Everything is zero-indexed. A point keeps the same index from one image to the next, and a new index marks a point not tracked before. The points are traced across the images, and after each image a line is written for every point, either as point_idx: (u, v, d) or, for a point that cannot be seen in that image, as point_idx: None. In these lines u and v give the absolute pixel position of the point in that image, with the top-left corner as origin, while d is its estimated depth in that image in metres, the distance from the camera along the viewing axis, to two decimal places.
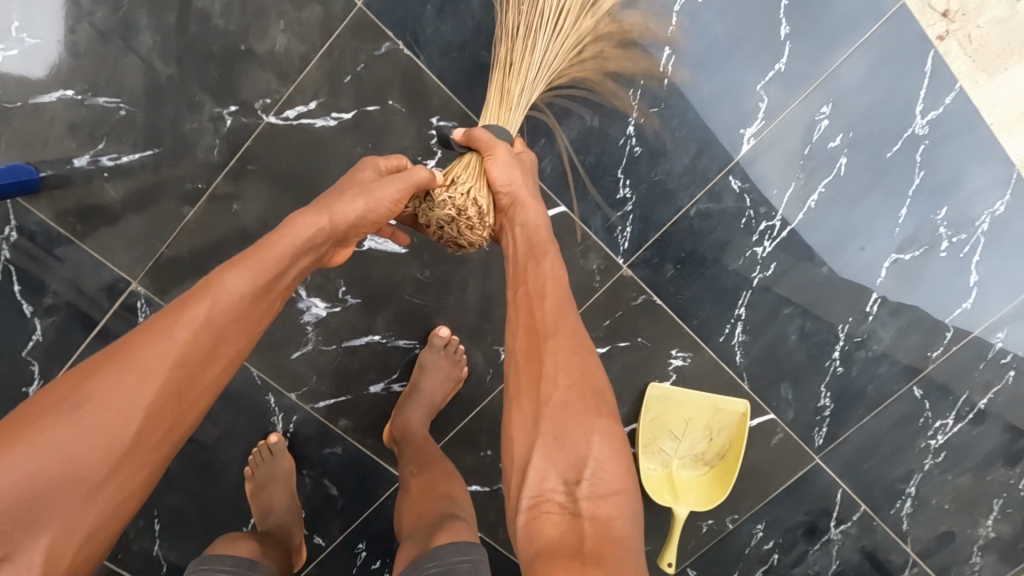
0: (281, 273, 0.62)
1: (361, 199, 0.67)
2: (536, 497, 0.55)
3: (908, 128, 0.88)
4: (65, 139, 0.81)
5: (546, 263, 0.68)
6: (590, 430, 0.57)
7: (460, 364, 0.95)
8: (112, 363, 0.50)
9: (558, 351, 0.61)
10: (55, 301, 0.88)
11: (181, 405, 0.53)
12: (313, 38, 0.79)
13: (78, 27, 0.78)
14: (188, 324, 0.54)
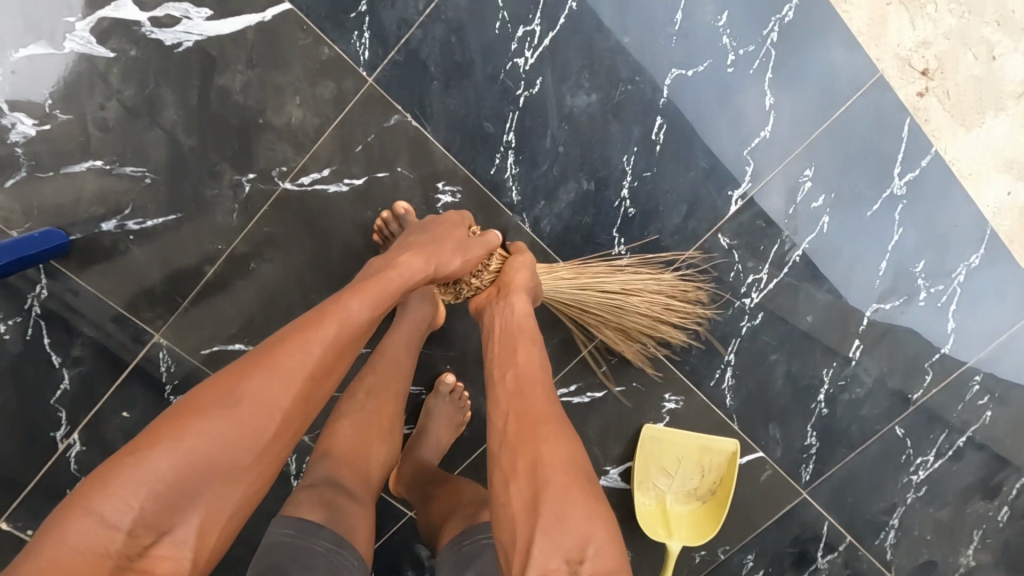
0: (392, 299, 0.68)
1: (455, 254, 0.78)
2: (543, 573, 0.54)
3: (886, 188, 0.93)
4: (94, 206, 0.87)
5: (518, 356, 0.72)
6: (589, 515, 0.57)
7: (463, 409, 0.99)
8: (256, 371, 0.57)
9: (550, 438, 0.62)
10: (83, 352, 0.94)
11: (297, 420, 0.59)
12: (327, 111, 0.84)
13: (107, 104, 0.82)
14: (321, 342, 0.59)
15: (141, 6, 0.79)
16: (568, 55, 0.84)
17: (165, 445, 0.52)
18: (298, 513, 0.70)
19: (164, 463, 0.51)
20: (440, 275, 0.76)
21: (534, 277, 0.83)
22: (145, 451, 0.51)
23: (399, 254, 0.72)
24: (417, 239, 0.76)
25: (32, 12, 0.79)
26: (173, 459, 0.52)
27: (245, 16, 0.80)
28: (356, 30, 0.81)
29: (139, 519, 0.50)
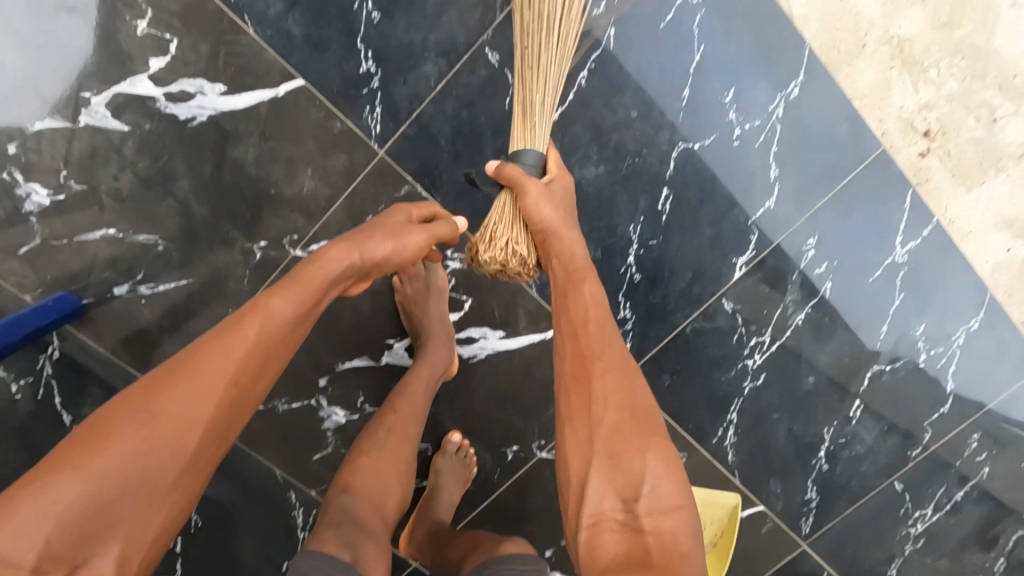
0: (321, 299, 0.66)
1: (386, 240, 0.72)
2: (597, 515, 0.58)
3: (889, 256, 0.95)
4: (107, 271, 0.88)
5: (586, 283, 0.70)
6: (643, 450, 0.60)
7: (469, 470, 0.98)
8: (176, 381, 0.55)
9: (607, 375, 0.64)
10: (93, 411, 0.94)
11: (226, 426, 0.57)
12: (339, 182, 0.85)
13: (121, 175, 0.83)
14: (240, 347, 0.58)
15: (156, 82, 0.79)
16: (577, 129, 0.85)
17: (74, 471, 0.49)
18: (323, 550, 0.70)
19: (74, 490, 0.49)
20: (370, 266, 0.71)
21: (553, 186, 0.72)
22: (50, 478, 0.48)
23: (324, 248, 0.69)
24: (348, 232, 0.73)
25: (48, 86, 0.79)
26: (84, 485, 0.49)
27: (258, 91, 0.80)
28: (368, 105, 0.82)
29: (48, 554, 0.47)
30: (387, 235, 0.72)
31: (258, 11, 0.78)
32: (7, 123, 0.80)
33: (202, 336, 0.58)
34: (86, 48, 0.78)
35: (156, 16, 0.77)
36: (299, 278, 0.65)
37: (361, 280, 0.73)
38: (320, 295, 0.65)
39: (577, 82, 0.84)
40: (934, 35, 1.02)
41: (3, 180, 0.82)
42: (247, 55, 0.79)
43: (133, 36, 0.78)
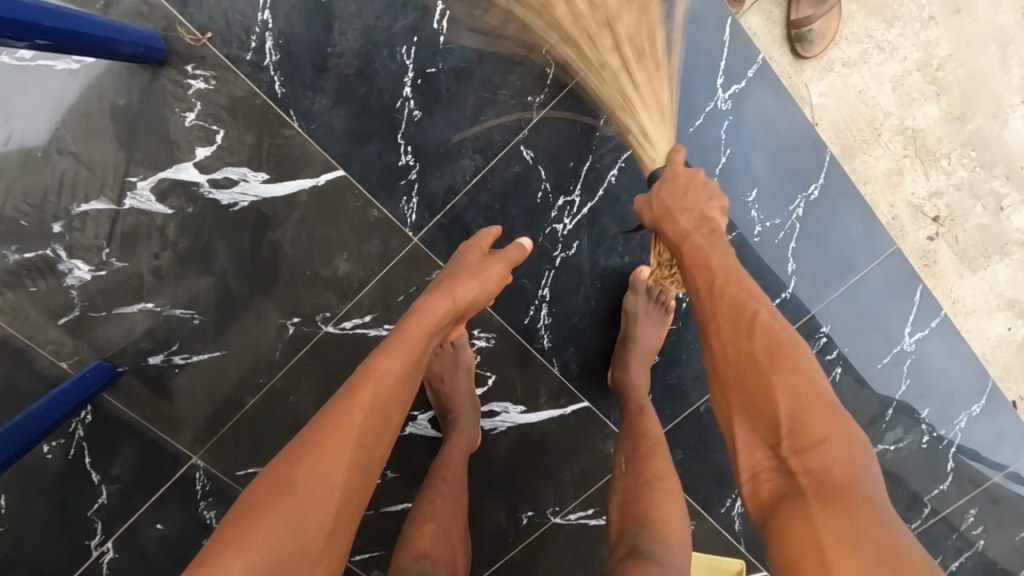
0: (425, 350, 0.67)
1: (471, 283, 0.72)
2: (754, 466, 0.56)
3: (897, 344, 1.04)
4: (143, 342, 0.90)
5: (685, 247, 0.67)
6: (782, 385, 0.55)
7: (664, 307, 0.91)
8: (309, 453, 0.57)
9: (737, 317, 0.60)
10: (123, 470, 0.96)
11: (361, 486, 0.59)
12: (373, 265, 0.88)
13: (161, 253, 0.85)
14: (362, 407, 0.59)
15: (201, 169, 0.81)
16: (605, 222, 0.88)
17: (236, 547, 0.52)
18: None
19: (238, 565, 0.51)
20: (461, 310, 0.72)
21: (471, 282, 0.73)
22: (217, 556, 0.51)
23: (416, 303, 0.70)
24: (432, 283, 0.74)
25: (94, 169, 0.81)
26: (246, 560, 0.51)
27: (300, 179, 0.83)
28: (405, 196, 0.84)
29: None
30: (468, 276, 0.73)
31: (304, 107, 0.80)
32: (53, 204, 0.82)
33: (324, 407, 0.61)
34: (134, 135, 0.80)
35: (204, 108, 0.79)
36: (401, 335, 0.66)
37: (456, 323, 0.73)
38: (424, 346, 0.66)
39: (607, 179, 0.86)
40: (946, 127, 1.04)
41: (48, 256, 0.84)
42: (291, 146, 0.81)
43: (182, 126, 0.80)
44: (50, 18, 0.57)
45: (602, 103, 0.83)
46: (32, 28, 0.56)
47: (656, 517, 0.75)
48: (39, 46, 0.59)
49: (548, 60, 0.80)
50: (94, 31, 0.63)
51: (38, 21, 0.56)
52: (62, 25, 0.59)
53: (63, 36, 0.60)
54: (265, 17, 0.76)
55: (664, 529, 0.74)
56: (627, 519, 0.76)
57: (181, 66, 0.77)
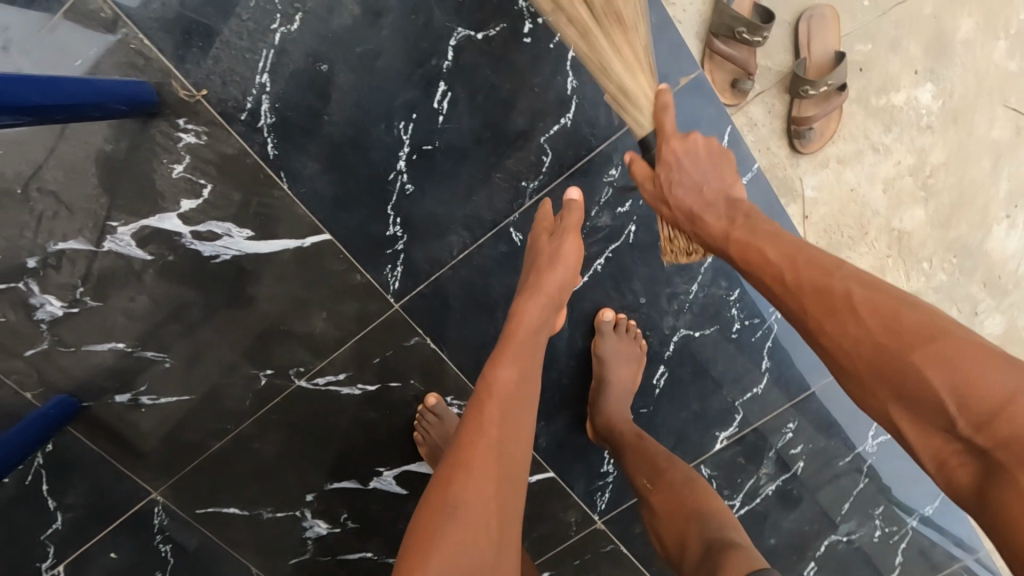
0: (533, 351, 0.67)
1: (556, 267, 0.70)
2: (937, 454, 0.52)
3: (860, 444, 1.00)
4: (111, 380, 0.89)
5: (729, 249, 0.67)
6: (931, 362, 0.50)
7: (636, 339, 0.89)
8: (455, 474, 0.58)
9: (858, 304, 0.55)
10: (79, 500, 0.94)
11: (510, 497, 0.60)
12: (350, 327, 0.87)
13: (136, 296, 0.84)
14: (493, 424, 0.60)
15: (184, 221, 0.80)
16: (584, 306, 0.89)
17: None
18: None
19: None
20: (558, 299, 0.70)
21: (556, 265, 0.70)
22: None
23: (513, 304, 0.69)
24: (522, 279, 0.73)
25: (74, 211, 0.79)
26: None
27: (284, 240, 0.82)
28: (390, 264, 0.84)
29: None
30: (555, 263, 0.70)
31: (295, 171, 0.79)
32: (29, 240, 0.80)
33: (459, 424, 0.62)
34: (118, 180, 0.78)
35: (193, 162, 0.77)
36: (509, 343, 0.66)
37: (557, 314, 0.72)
38: (533, 349, 0.66)
39: (594, 267, 0.86)
40: (931, 231, 1.04)
41: (19, 290, 0.82)
42: (278, 207, 0.80)
43: (168, 177, 0.78)
44: (30, 90, 0.55)
45: (595, 196, 0.82)
46: (13, 104, 0.53)
47: (713, 513, 0.76)
48: (23, 120, 0.57)
49: (546, 148, 0.79)
50: (75, 96, 0.61)
51: (19, 96, 0.54)
52: (43, 96, 0.57)
53: (44, 106, 0.58)
54: (262, 81, 0.75)
55: (716, 511, 0.76)
56: (681, 517, 0.76)
57: (173, 118, 0.75)
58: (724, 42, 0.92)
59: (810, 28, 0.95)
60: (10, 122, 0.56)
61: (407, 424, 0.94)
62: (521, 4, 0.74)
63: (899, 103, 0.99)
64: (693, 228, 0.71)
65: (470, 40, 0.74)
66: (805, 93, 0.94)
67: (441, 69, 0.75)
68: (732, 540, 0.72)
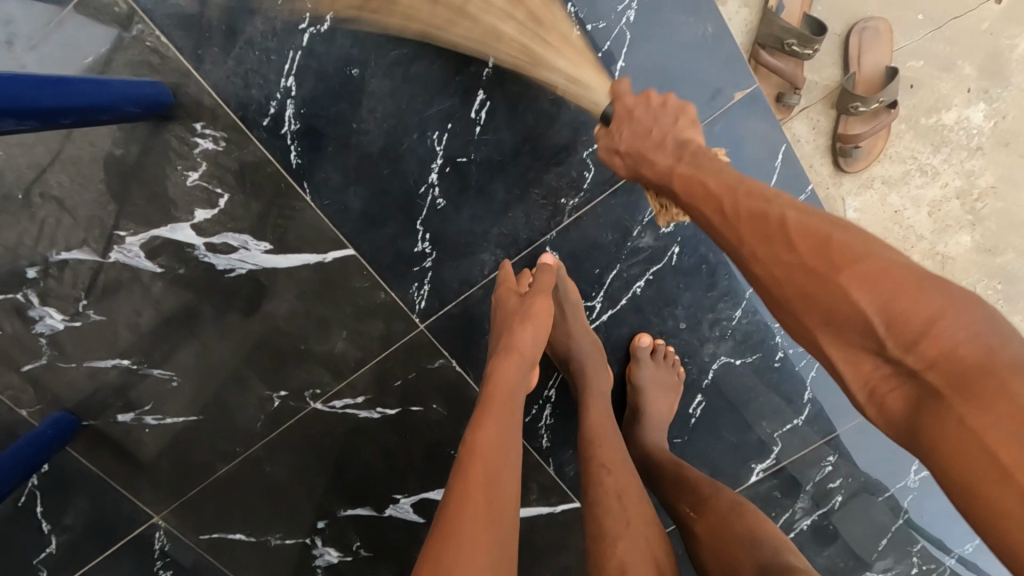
0: (517, 405, 0.61)
1: (527, 325, 0.67)
2: (868, 383, 0.46)
3: (901, 479, 0.94)
4: (114, 398, 0.83)
5: (676, 185, 0.59)
6: (863, 279, 0.45)
7: (675, 368, 0.83)
8: (446, 544, 0.49)
9: (783, 228, 0.50)
10: (75, 522, 0.88)
11: (509, 565, 0.51)
12: (373, 347, 0.82)
13: (144, 311, 0.79)
14: (479, 480, 0.53)
15: (198, 232, 0.75)
16: (621, 330, 0.83)
17: None
18: None
19: None
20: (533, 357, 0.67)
21: (529, 321, 0.67)
22: None
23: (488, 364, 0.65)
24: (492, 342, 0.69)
25: (79, 218, 0.73)
26: None
27: (305, 254, 0.77)
28: (417, 282, 0.79)
29: None
30: (525, 324, 0.67)
31: (319, 181, 0.73)
32: (29, 248, 0.74)
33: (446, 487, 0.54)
34: (127, 187, 0.73)
35: (209, 170, 0.72)
36: (494, 392, 0.61)
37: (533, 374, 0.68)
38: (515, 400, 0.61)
39: (633, 289, 0.81)
40: (977, 257, 0.97)
41: (17, 301, 0.77)
42: (300, 220, 0.75)
43: (182, 185, 0.73)
44: (47, 93, 0.51)
45: (638, 214, 0.77)
46: (31, 107, 0.49)
47: (766, 536, 0.66)
48: (33, 127, 0.52)
49: (588, 163, 0.74)
50: (84, 100, 0.56)
51: (29, 99, 0.49)
52: (53, 98, 0.52)
53: (53, 110, 0.52)
54: (288, 84, 0.69)
55: (769, 535, 0.66)
56: (734, 545, 0.66)
57: (190, 123, 0.70)
58: (772, 53, 0.87)
59: (861, 39, 0.90)
60: (20, 130, 0.51)
61: (427, 450, 0.88)
62: (570, 8, 0.70)
63: (949, 122, 0.94)
64: (644, 176, 0.63)
65: None
66: (854, 110, 0.90)
67: (481, 76, 0.70)
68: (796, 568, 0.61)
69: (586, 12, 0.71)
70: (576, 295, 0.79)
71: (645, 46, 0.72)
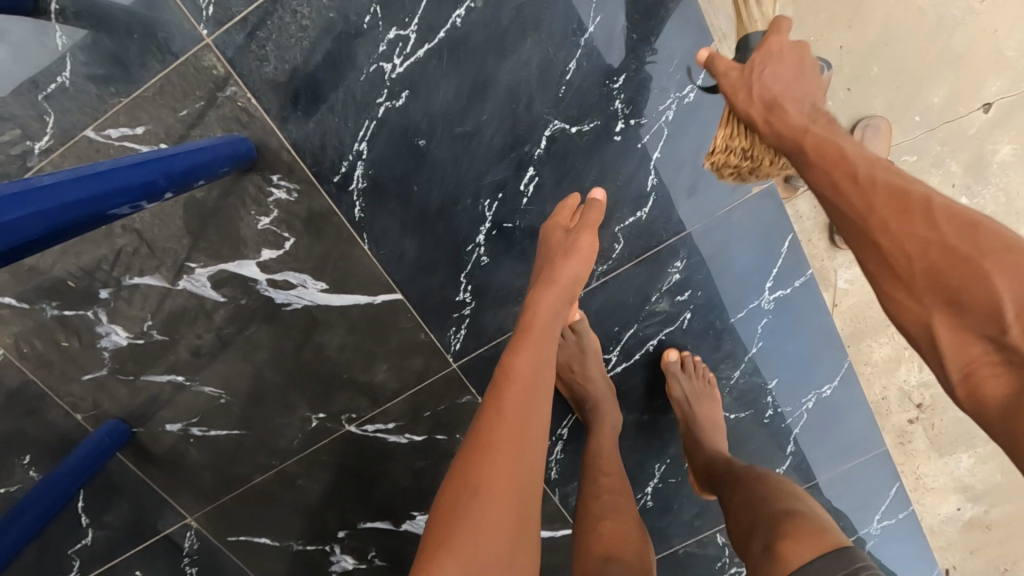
0: (551, 340, 0.64)
1: (569, 259, 0.70)
2: (968, 364, 0.44)
3: (865, 526, 1.03)
4: (164, 410, 0.90)
5: (805, 142, 0.57)
6: (1004, 269, 0.43)
7: (706, 378, 0.90)
8: (479, 455, 0.54)
9: (931, 205, 0.47)
10: (113, 519, 0.95)
11: (533, 474, 0.56)
12: (409, 380, 0.90)
13: (203, 334, 0.86)
14: (513, 409, 0.57)
15: (263, 268, 0.82)
16: (632, 380, 0.93)
17: None
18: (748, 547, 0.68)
19: None
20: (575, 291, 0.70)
21: (580, 262, 0.70)
22: None
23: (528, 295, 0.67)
24: (534, 273, 0.72)
25: (155, 249, 0.81)
26: None
27: (357, 295, 0.84)
28: (455, 326, 0.87)
29: None
30: (568, 258, 0.70)
31: (377, 233, 0.81)
32: (106, 272, 0.82)
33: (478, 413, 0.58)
34: (202, 225, 0.80)
35: (279, 216, 0.79)
36: (530, 330, 0.63)
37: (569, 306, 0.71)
38: (548, 336, 0.64)
39: (646, 346, 0.90)
40: None
41: (88, 318, 0.84)
42: (356, 264, 0.82)
43: (253, 227, 0.80)
44: (162, 173, 0.58)
45: (657, 283, 0.86)
46: (153, 192, 0.57)
47: (776, 486, 0.74)
48: (143, 206, 0.56)
49: (619, 236, 0.83)
50: (174, 165, 0.60)
51: (133, 180, 0.53)
52: (151, 173, 0.56)
53: (161, 186, 0.58)
54: (360, 148, 0.77)
55: (780, 486, 0.74)
56: (748, 501, 0.74)
57: (268, 174, 0.77)
58: None
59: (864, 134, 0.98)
60: (134, 212, 0.55)
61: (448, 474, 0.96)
62: (616, 104, 0.76)
63: None
64: (767, 120, 0.61)
65: (564, 132, 0.77)
66: None
67: (533, 155, 0.78)
68: (796, 511, 0.68)
69: (631, 108, 0.77)
70: (597, 345, 0.88)
71: (682, 140, 0.79)
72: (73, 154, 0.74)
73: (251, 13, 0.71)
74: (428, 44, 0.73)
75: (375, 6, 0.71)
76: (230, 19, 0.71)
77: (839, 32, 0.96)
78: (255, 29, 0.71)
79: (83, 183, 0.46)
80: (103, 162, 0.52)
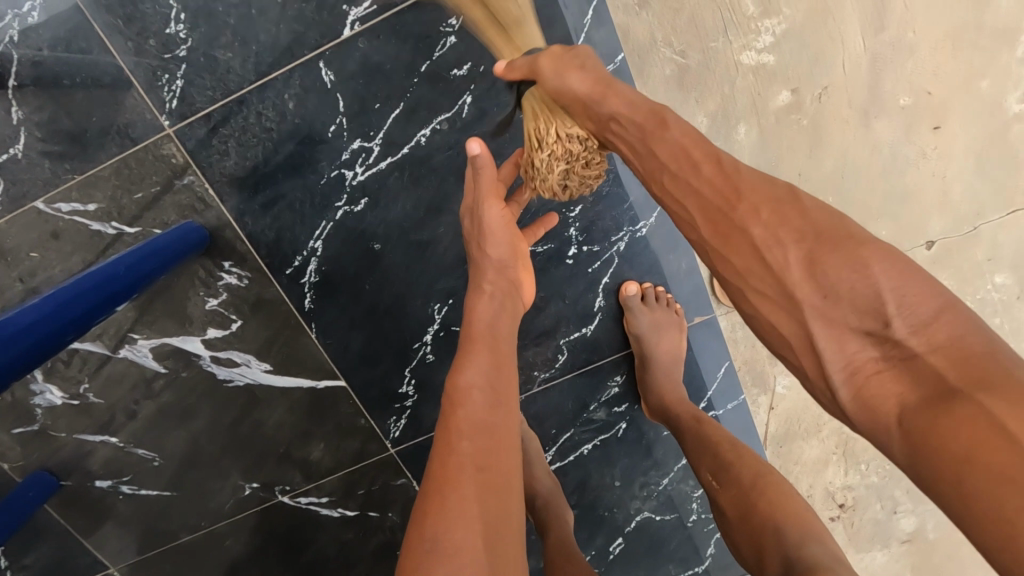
0: (500, 344, 0.62)
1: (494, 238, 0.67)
2: (851, 366, 0.41)
3: None
4: (94, 467, 0.89)
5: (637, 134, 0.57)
6: (864, 257, 0.40)
7: (668, 306, 0.85)
8: (444, 493, 0.49)
9: (790, 198, 0.46)
10: (33, 562, 0.93)
11: (501, 495, 0.51)
12: (344, 460, 0.91)
13: (142, 400, 0.86)
14: (466, 436, 0.53)
15: (207, 345, 0.83)
16: (566, 477, 0.95)
17: None
18: None
19: None
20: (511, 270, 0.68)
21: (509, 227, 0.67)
22: None
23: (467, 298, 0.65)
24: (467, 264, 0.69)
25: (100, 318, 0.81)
26: None
27: (300, 378, 0.85)
28: (395, 415, 0.88)
29: None
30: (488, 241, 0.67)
31: (326, 324, 0.82)
32: None
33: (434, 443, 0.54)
34: (149, 300, 0.80)
35: (228, 299, 0.80)
36: (479, 337, 0.61)
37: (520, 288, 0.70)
38: (496, 339, 0.62)
39: (580, 449, 0.93)
40: None
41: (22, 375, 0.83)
42: (300, 350, 0.83)
43: (200, 307, 0.80)
44: (128, 277, 0.65)
45: (596, 394, 0.90)
46: (121, 299, 0.64)
47: (793, 521, 0.65)
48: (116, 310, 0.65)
49: (563, 348, 0.87)
50: (137, 262, 0.67)
51: (99, 294, 0.61)
52: (118, 282, 0.64)
53: (131, 288, 0.66)
54: (315, 246, 0.78)
55: (802, 521, 0.65)
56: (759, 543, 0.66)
57: (219, 260, 0.78)
58: None
59: None
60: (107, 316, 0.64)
61: (377, 549, 0.97)
62: (571, 232, 0.82)
63: None
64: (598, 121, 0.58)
65: None
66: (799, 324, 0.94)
67: None
68: (823, 560, 0.59)
69: (585, 236, 0.82)
70: (538, 444, 0.89)
71: (630, 270, 0.85)
72: (19, 222, 0.73)
73: (216, 110, 0.72)
74: (391, 158, 0.75)
75: (341, 118, 0.73)
76: (194, 114, 0.72)
77: (796, 159, 0.90)
78: (218, 125, 0.73)
79: (50, 313, 0.54)
80: (69, 281, 0.60)
